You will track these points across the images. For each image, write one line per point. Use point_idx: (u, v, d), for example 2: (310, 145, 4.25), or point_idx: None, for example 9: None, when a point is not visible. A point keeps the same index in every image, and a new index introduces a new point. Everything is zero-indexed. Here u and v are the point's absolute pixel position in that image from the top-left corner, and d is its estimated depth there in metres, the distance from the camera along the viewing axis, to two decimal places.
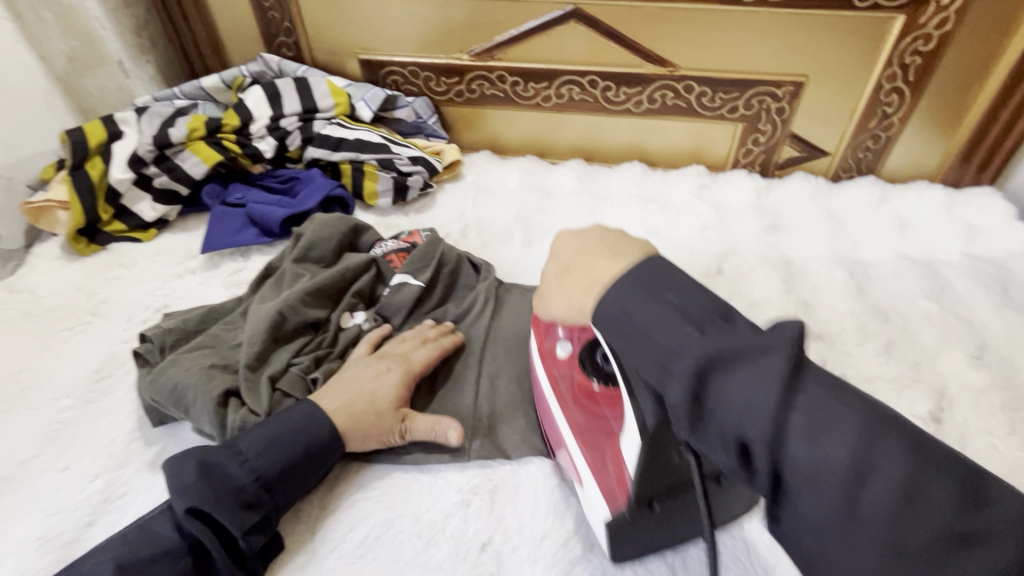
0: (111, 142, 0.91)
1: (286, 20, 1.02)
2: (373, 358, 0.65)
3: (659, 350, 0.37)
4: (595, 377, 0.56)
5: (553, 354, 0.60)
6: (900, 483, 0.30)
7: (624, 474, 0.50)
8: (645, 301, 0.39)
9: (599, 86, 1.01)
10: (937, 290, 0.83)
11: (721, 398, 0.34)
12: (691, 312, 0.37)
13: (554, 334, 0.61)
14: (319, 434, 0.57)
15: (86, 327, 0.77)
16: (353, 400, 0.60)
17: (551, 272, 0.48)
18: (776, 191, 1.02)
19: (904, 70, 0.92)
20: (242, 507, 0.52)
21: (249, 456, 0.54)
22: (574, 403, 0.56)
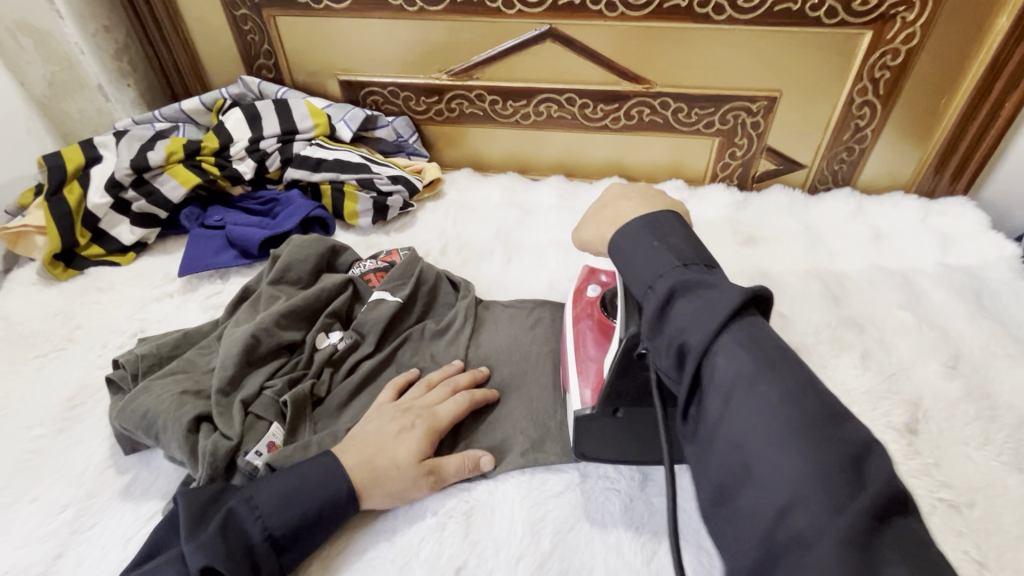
0: (89, 166, 0.91)
1: (266, 43, 1.03)
2: (397, 411, 0.62)
3: (642, 274, 0.46)
4: (611, 312, 0.64)
5: (584, 292, 0.68)
6: (804, 439, 0.35)
7: (602, 369, 0.59)
8: (648, 237, 0.48)
9: (577, 103, 1.03)
10: (912, 300, 0.84)
11: (678, 317, 0.42)
12: (681, 251, 0.46)
13: (595, 278, 0.70)
14: (337, 494, 0.54)
15: (61, 353, 0.77)
16: (374, 457, 0.57)
17: (592, 210, 0.62)
18: (754, 204, 1.03)
19: (874, 84, 0.94)
20: (250, 569, 0.50)
21: (264, 511, 0.52)
22: (590, 338, 0.63)
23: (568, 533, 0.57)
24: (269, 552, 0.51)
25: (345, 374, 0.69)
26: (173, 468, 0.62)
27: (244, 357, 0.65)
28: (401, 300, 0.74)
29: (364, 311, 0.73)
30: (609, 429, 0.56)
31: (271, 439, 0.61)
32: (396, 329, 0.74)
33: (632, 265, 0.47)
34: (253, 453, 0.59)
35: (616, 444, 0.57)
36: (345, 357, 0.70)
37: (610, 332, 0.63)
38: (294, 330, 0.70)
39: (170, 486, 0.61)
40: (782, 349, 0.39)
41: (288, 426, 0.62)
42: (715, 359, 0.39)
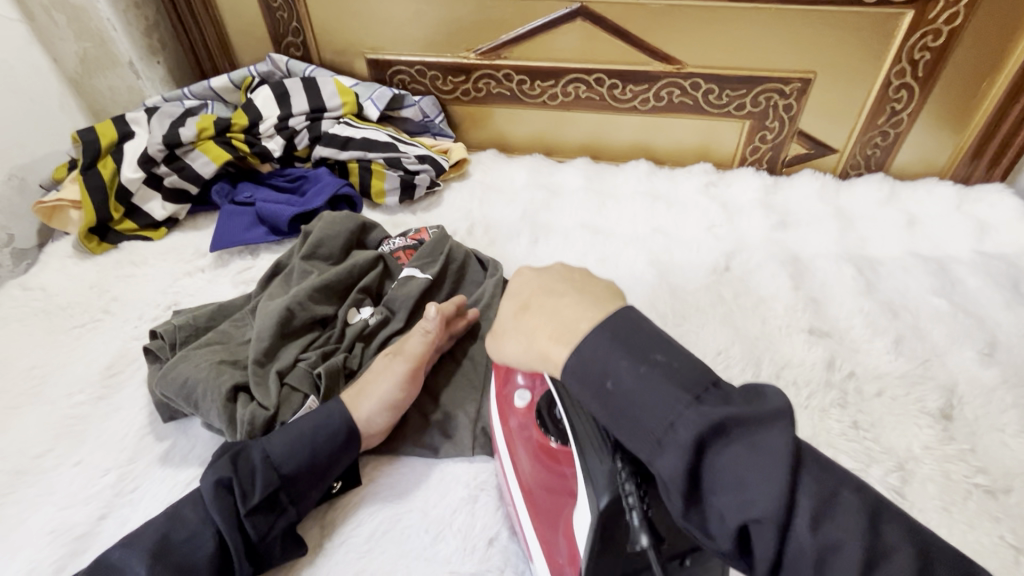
0: (122, 142, 0.92)
1: (294, 21, 1.03)
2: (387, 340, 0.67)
3: (589, 368, 0.39)
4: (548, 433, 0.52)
5: (510, 401, 0.57)
6: (793, 491, 0.32)
7: (575, 551, 0.47)
8: (582, 316, 0.42)
9: (606, 84, 1.01)
10: (947, 287, 0.83)
11: (646, 407, 0.37)
12: (617, 325, 0.40)
13: (514, 380, 0.58)
14: (329, 417, 0.57)
15: (98, 324, 0.78)
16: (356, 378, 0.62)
17: (507, 308, 0.49)
18: (784, 188, 1.02)
19: (913, 66, 0.91)
20: (252, 486, 0.52)
21: (265, 438, 0.55)
22: (538, 466, 0.53)
23: None
24: (279, 483, 0.53)
25: (376, 350, 0.69)
26: (210, 437, 0.63)
27: (280, 329, 0.66)
28: (432, 278, 0.74)
29: (394, 287, 0.74)
30: None
31: (307, 410, 0.62)
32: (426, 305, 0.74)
33: (570, 349, 0.41)
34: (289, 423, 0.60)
35: None
36: (376, 332, 0.70)
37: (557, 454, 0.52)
38: (327, 305, 0.71)
39: (207, 454, 0.62)
40: (765, 418, 0.36)
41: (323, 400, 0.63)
42: (709, 453, 0.34)
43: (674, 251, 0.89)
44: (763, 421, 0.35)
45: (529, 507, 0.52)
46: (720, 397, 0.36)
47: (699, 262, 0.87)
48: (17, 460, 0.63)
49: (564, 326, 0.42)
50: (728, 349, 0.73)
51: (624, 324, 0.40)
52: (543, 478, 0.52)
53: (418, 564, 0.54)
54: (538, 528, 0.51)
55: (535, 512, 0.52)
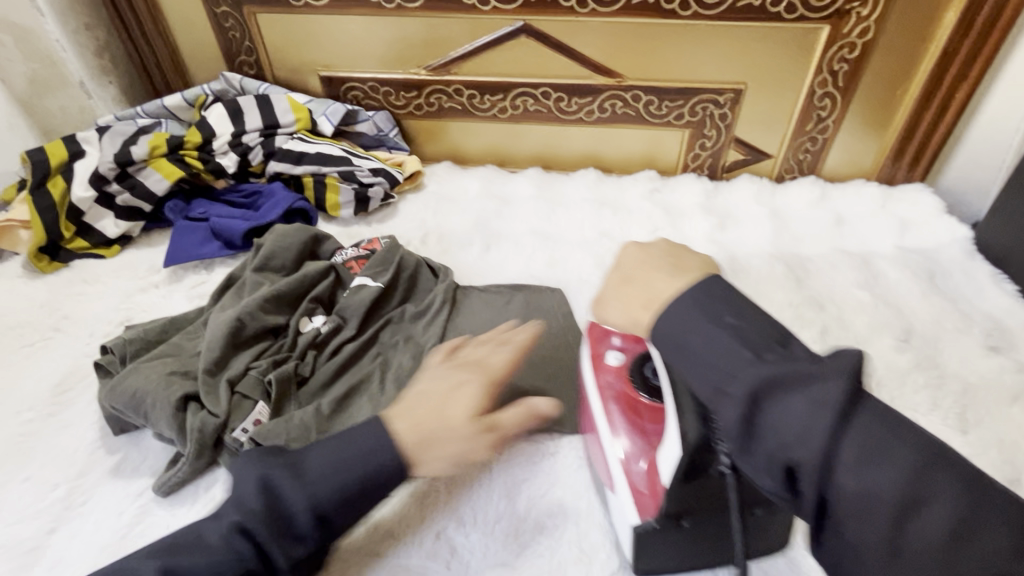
0: (73, 161, 0.92)
1: (247, 40, 1.05)
2: (451, 368, 0.55)
3: (716, 373, 0.40)
4: (645, 392, 0.54)
5: (603, 360, 0.59)
6: (951, 519, 0.33)
7: (657, 485, 0.49)
8: (700, 322, 0.42)
9: (552, 97, 1.06)
10: (870, 280, 0.89)
11: (776, 424, 0.37)
12: (747, 337, 0.40)
13: (609, 341, 0.60)
14: (384, 462, 0.49)
15: (48, 342, 0.78)
16: (424, 419, 0.50)
17: (611, 281, 0.51)
18: (724, 192, 1.08)
19: (834, 76, 0.98)
20: (290, 536, 0.47)
21: (309, 479, 0.48)
22: (620, 416, 0.55)
23: (541, 499, 0.61)
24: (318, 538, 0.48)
25: (327, 355, 0.71)
26: (162, 448, 0.64)
27: (232, 338, 0.68)
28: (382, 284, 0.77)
29: (346, 294, 0.76)
30: (671, 539, 0.51)
31: (257, 416, 0.64)
32: (377, 312, 0.77)
33: (693, 364, 0.41)
34: (239, 430, 0.62)
35: (681, 546, 0.52)
36: (329, 338, 0.73)
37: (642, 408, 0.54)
38: (280, 313, 0.73)
39: (159, 465, 0.63)
40: (905, 432, 0.36)
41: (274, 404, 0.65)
42: (836, 473, 0.35)
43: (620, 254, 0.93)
44: (918, 448, 0.35)
45: (621, 468, 0.53)
46: (862, 409, 0.36)
47: None
48: None
49: (688, 353, 0.42)
50: None
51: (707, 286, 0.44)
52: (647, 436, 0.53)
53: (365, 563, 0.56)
54: (630, 480, 0.52)
55: (634, 491, 0.51)
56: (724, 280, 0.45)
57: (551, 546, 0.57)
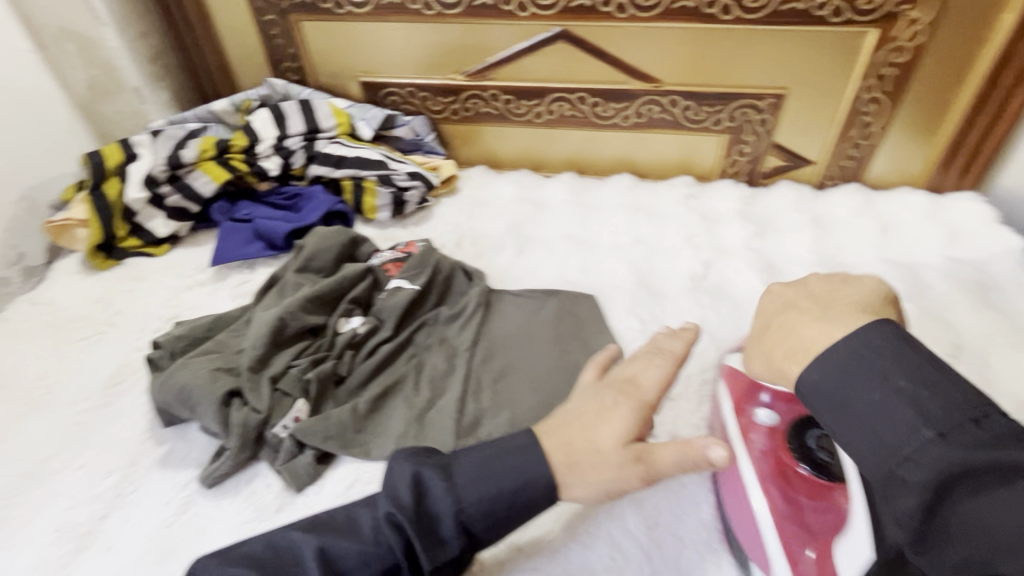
0: (127, 163, 0.96)
1: (291, 47, 1.08)
2: (599, 389, 0.54)
3: (882, 446, 0.37)
4: (802, 461, 0.54)
5: (755, 421, 0.57)
6: None
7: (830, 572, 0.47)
8: (865, 389, 0.39)
9: (588, 102, 1.06)
10: (916, 292, 0.86)
11: (966, 519, 0.33)
12: (929, 410, 0.36)
13: (757, 399, 0.59)
14: (537, 479, 0.48)
15: (102, 336, 0.82)
16: (573, 438, 0.50)
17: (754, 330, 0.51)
18: (762, 199, 1.06)
19: (881, 81, 0.95)
20: (436, 540, 0.47)
21: (459, 484, 0.48)
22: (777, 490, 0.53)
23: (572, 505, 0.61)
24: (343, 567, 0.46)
25: (364, 355, 0.73)
26: (206, 440, 0.67)
27: (275, 337, 0.70)
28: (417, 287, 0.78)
29: (382, 296, 0.78)
30: None
31: (297, 414, 0.66)
32: (413, 314, 0.78)
33: (862, 438, 0.38)
34: (280, 427, 0.65)
35: None
36: (366, 338, 0.74)
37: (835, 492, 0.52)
38: (320, 313, 0.75)
39: (204, 457, 0.65)
40: None
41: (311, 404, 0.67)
42: None
43: (655, 260, 0.92)
44: None
45: (783, 549, 0.50)
46: None
47: (678, 270, 0.90)
48: (25, 465, 0.67)
49: (847, 411, 0.39)
50: (702, 353, 0.76)
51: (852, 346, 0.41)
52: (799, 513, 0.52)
53: None
54: (789, 558, 0.50)
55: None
56: (905, 330, 0.41)
57: (582, 553, 0.57)
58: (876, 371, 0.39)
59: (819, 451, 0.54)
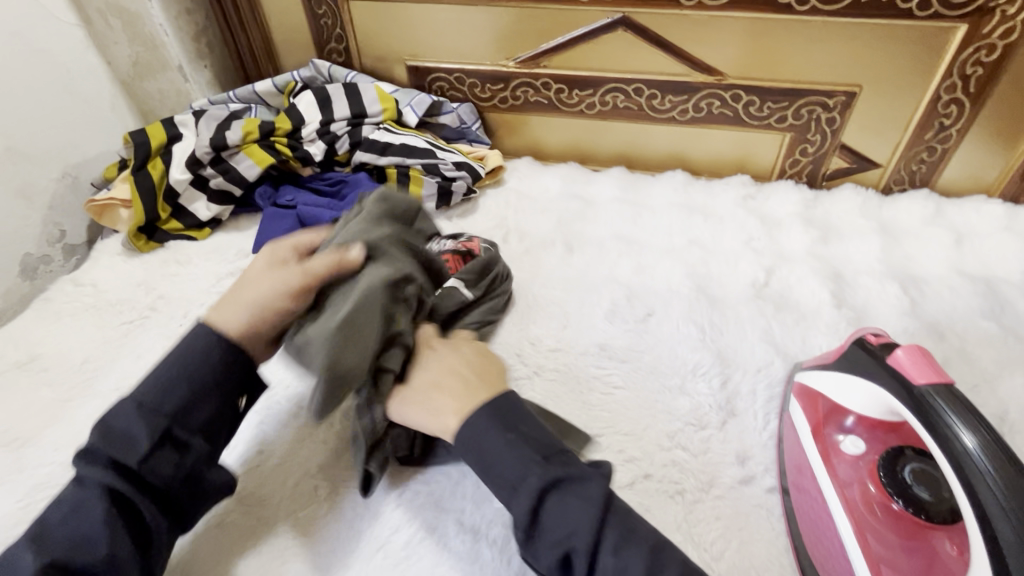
0: (171, 144, 0.95)
1: (338, 27, 1.05)
2: (273, 267, 0.57)
3: (504, 479, 0.47)
4: (896, 496, 0.51)
5: (839, 447, 0.55)
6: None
7: None
8: (496, 430, 0.49)
9: (645, 94, 1.01)
10: (996, 309, 0.80)
11: (551, 521, 0.46)
12: (534, 442, 0.49)
13: (841, 424, 0.57)
14: (202, 351, 0.52)
15: (144, 320, 0.81)
16: (257, 295, 0.55)
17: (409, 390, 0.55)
18: (825, 203, 1.00)
19: (965, 81, 0.89)
20: (158, 450, 0.49)
21: (142, 397, 0.50)
22: (868, 525, 0.50)
23: None
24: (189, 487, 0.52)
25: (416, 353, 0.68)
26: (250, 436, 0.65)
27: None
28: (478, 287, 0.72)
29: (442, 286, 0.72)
30: None
31: None
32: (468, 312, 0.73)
33: (489, 463, 0.48)
34: None
35: None
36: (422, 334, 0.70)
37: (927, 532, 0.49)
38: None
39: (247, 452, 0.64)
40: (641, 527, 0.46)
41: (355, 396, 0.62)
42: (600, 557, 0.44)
43: (712, 263, 0.88)
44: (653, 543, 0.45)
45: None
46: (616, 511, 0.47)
47: (737, 276, 0.85)
48: (69, 452, 0.65)
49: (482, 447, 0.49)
50: (768, 366, 0.71)
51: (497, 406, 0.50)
52: (894, 553, 0.48)
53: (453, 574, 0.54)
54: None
55: None
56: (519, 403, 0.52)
57: None
58: (583, 490, 0.47)
59: (916, 484, 0.51)
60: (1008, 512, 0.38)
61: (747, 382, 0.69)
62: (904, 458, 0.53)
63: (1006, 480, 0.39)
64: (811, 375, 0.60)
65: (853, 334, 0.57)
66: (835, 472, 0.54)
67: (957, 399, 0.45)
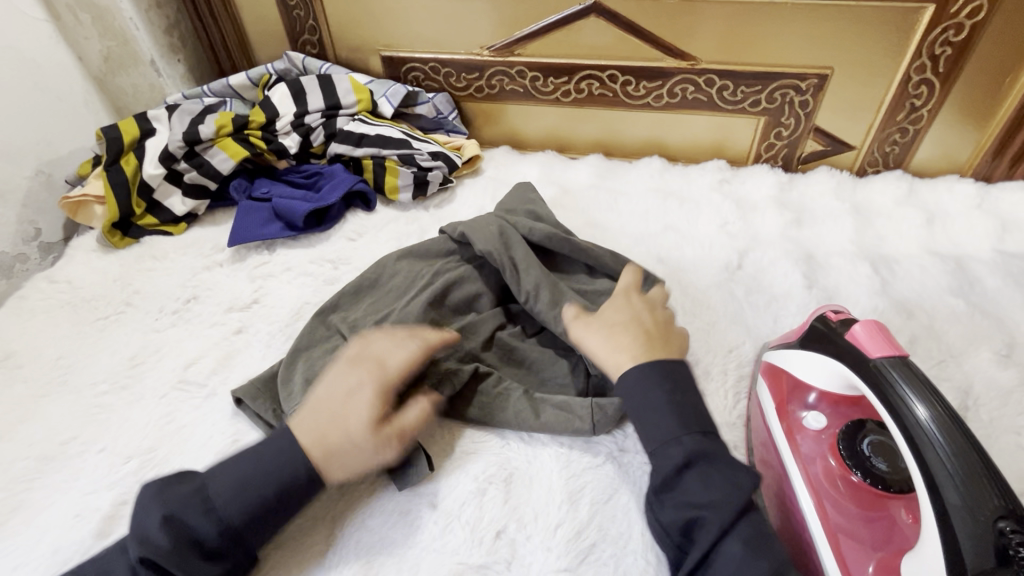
0: (144, 139, 0.95)
1: (310, 19, 1.04)
2: (346, 366, 0.60)
3: (660, 439, 0.52)
4: (855, 468, 0.52)
5: (802, 422, 0.56)
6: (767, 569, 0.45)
7: None
8: (663, 395, 0.54)
9: (619, 80, 1.01)
10: (965, 287, 0.81)
11: (689, 486, 0.50)
12: (686, 418, 0.52)
13: (805, 400, 0.57)
14: (295, 475, 0.53)
15: (120, 316, 0.80)
16: (328, 429, 0.55)
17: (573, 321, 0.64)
18: (800, 185, 1.01)
19: (934, 61, 0.89)
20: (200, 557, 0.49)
21: (217, 505, 0.50)
22: (827, 496, 0.51)
23: (605, 504, 0.58)
24: (223, 540, 0.50)
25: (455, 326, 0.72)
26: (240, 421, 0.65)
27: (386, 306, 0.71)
28: (489, 248, 0.71)
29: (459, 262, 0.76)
30: None
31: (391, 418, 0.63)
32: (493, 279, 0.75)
33: (648, 425, 0.53)
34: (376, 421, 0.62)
35: None
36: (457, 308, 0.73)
37: (884, 503, 0.50)
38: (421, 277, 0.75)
39: (225, 444, 0.63)
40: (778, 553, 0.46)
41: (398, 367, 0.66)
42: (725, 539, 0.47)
43: (687, 247, 0.88)
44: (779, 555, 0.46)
45: (841, 562, 0.47)
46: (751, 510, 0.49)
47: (712, 259, 0.86)
48: (44, 446, 0.65)
49: (646, 418, 0.53)
50: (739, 347, 0.72)
51: (667, 366, 0.55)
52: (853, 523, 0.49)
53: (426, 556, 0.55)
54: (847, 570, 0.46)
55: None
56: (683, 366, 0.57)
57: (615, 556, 0.54)
58: (729, 476, 0.49)
59: (875, 457, 0.52)
60: (956, 480, 0.39)
61: (718, 362, 0.70)
62: (865, 431, 0.54)
63: (955, 448, 0.40)
64: (776, 353, 0.60)
65: (815, 313, 0.58)
66: (797, 448, 0.55)
67: (911, 371, 0.45)
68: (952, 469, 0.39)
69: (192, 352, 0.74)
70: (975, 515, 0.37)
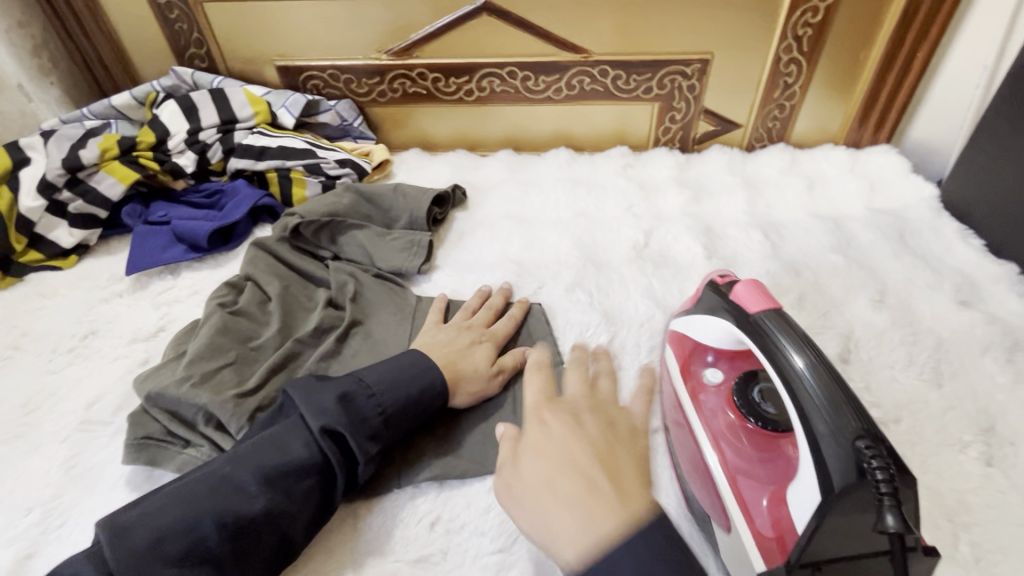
0: (18, 169, 0.87)
1: (195, 31, 1.00)
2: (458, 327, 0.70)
3: None
4: (750, 416, 0.56)
5: (702, 379, 0.61)
6: None
7: (781, 516, 0.48)
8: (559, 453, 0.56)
9: (519, 76, 1.04)
10: (843, 243, 0.90)
11: None
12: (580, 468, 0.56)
13: (702, 358, 0.62)
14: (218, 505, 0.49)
15: (8, 361, 0.74)
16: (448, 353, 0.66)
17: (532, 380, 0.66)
18: (696, 164, 1.07)
19: (798, 42, 0.98)
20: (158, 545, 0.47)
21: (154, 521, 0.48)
22: (726, 443, 0.56)
23: None
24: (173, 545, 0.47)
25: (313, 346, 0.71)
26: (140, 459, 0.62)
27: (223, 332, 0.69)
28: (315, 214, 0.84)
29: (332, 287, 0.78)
30: None
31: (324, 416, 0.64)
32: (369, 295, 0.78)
33: None
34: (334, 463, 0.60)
35: None
36: (303, 317, 0.75)
37: (775, 445, 0.55)
38: (267, 287, 0.76)
39: (138, 480, 0.60)
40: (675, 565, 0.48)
41: (229, 398, 0.61)
42: None
43: (597, 233, 0.92)
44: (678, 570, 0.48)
45: (739, 499, 0.51)
46: None
47: (619, 240, 0.90)
48: None
49: None
50: (651, 320, 0.76)
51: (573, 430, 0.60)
52: (751, 464, 0.54)
53: (361, 558, 0.55)
54: (744, 505, 0.51)
55: (756, 536, 0.48)
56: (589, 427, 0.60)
57: None
58: None
59: (764, 402, 0.57)
60: (823, 411, 0.43)
61: (631, 336, 0.74)
62: (757, 380, 0.59)
63: (823, 387, 0.44)
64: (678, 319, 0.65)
65: (706, 279, 0.62)
66: (700, 406, 0.59)
67: (784, 321, 0.50)
68: (819, 404, 0.44)
69: (94, 391, 0.70)
70: (838, 440, 0.42)
